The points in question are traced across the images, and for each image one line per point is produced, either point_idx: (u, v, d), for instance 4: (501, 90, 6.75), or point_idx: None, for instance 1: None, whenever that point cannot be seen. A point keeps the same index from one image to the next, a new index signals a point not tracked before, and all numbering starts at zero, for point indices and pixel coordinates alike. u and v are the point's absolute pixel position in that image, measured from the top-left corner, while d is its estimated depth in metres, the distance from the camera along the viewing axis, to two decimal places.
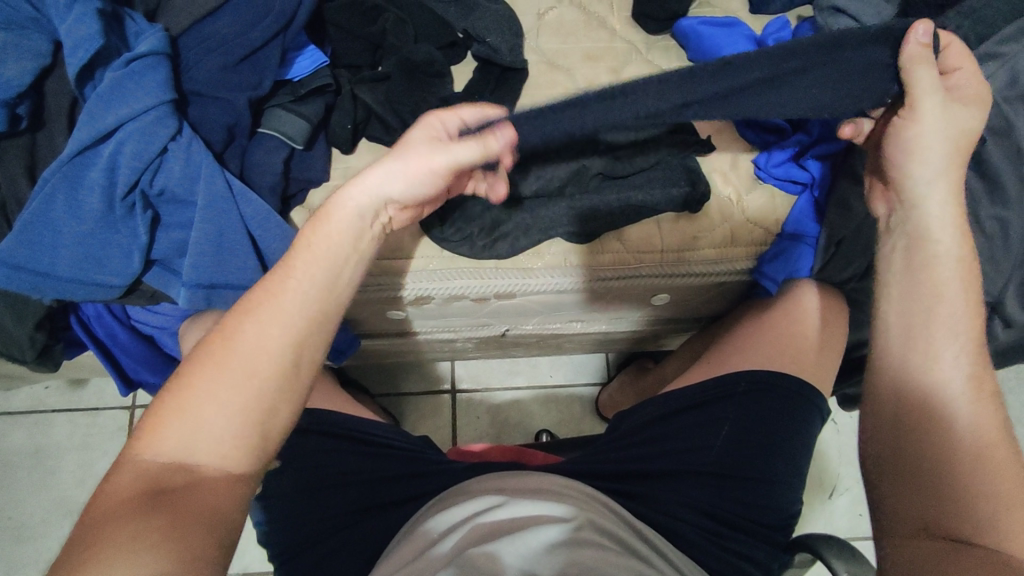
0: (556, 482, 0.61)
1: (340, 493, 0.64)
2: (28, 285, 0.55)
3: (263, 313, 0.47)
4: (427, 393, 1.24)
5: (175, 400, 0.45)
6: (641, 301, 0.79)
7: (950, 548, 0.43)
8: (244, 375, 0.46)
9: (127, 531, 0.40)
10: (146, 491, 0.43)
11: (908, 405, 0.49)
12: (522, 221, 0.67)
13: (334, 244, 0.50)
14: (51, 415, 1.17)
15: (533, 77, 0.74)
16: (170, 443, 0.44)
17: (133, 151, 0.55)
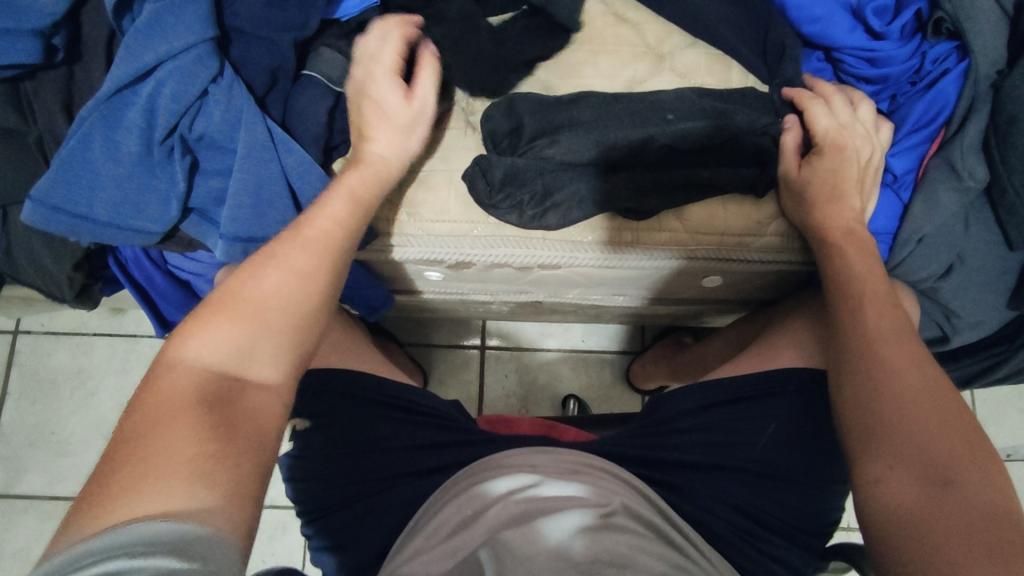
0: (570, 457, 0.60)
1: (369, 457, 0.63)
2: (67, 227, 0.54)
3: (302, 240, 0.52)
4: (456, 347, 1.24)
5: (212, 315, 0.48)
6: (690, 281, 0.75)
7: (931, 491, 0.45)
8: (286, 286, 0.50)
9: (185, 442, 0.41)
10: (197, 396, 0.44)
11: (859, 362, 0.52)
12: (575, 191, 0.61)
13: (370, 169, 0.57)
14: (93, 338, 1.20)
15: (597, 31, 0.67)
16: (215, 350, 0.46)
17: (172, 92, 0.52)
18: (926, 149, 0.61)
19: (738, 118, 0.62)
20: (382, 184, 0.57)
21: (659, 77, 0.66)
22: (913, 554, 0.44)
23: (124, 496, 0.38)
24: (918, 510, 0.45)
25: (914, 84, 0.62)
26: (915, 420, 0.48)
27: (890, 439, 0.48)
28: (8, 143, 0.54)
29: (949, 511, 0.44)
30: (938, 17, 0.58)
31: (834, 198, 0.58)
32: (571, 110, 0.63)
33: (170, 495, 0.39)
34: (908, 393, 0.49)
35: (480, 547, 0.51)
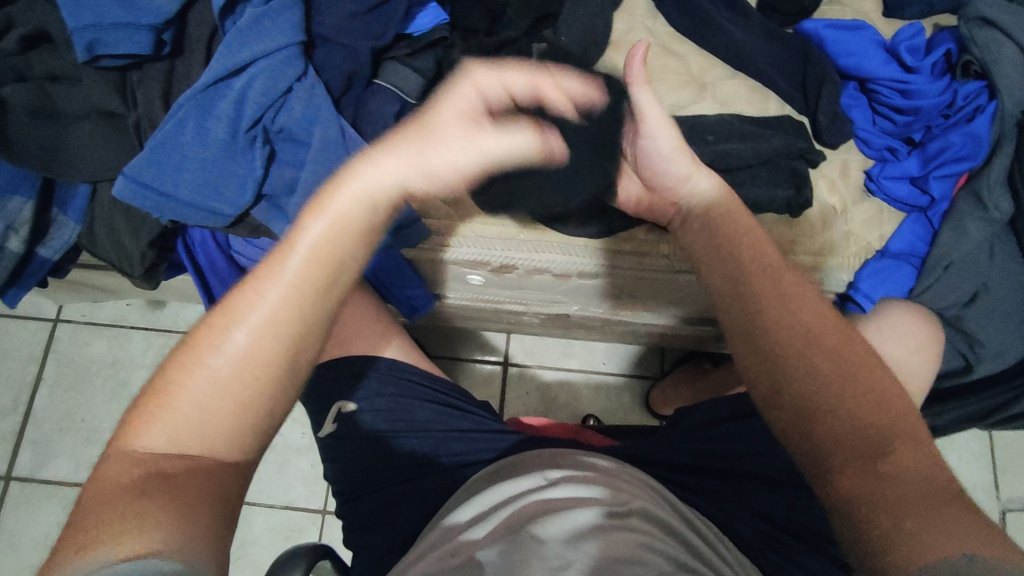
0: (604, 463, 0.61)
1: (407, 443, 0.66)
2: (152, 204, 0.58)
3: (243, 314, 0.46)
4: (480, 362, 1.26)
5: (163, 388, 0.46)
6: (719, 300, 0.78)
7: (875, 476, 0.50)
8: (226, 369, 0.46)
9: (141, 511, 0.42)
10: (136, 489, 0.43)
11: (796, 367, 0.52)
12: (618, 201, 0.64)
13: (320, 237, 0.46)
14: (129, 331, 1.24)
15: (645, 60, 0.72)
16: (155, 438, 0.44)
17: (262, 85, 0.57)
18: (971, 166, 0.64)
19: (776, 142, 0.65)
20: (339, 247, 0.47)
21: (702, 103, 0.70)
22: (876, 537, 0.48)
23: (87, 553, 0.40)
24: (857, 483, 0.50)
25: (945, 117, 0.65)
26: (844, 413, 0.52)
27: (826, 438, 0.51)
28: (110, 123, 0.61)
29: (874, 482, 0.50)
30: (966, 60, 0.64)
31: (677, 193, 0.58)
32: None
33: (131, 548, 0.40)
34: (844, 392, 0.52)
35: (482, 549, 0.53)
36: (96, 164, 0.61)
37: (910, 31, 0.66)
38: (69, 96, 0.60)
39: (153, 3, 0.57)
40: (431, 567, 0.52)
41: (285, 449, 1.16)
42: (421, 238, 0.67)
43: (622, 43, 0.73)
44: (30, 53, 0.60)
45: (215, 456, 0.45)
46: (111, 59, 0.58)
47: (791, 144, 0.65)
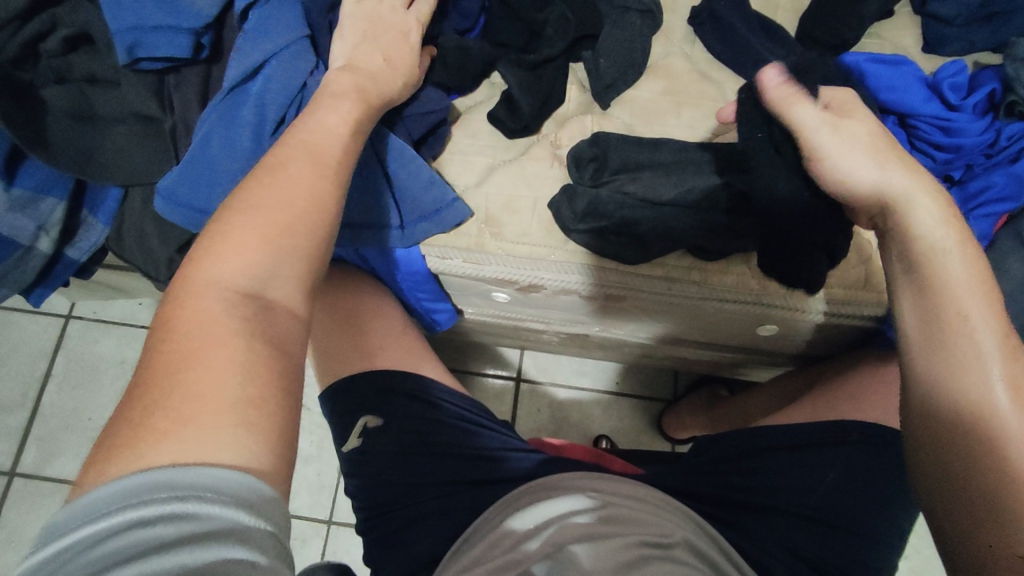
0: (643, 490, 0.60)
1: (428, 462, 0.64)
2: (187, 219, 0.59)
3: (259, 207, 0.44)
4: (493, 377, 1.25)
5: (181, 299, 0.40)
6: (746, 328, 0.77)
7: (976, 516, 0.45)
8: (252, 263, 0.42)
9: (212, 415, 0.36)
10: (178, 375, 0.37)
11: (936, 390, 0.49)
12: (655, 227, 0.64)
13: (326, 136, 0.50)
14: (140, 330, 1.23)
15: (681, 84, 0.72)
16: (182, 332, 0.39)
17: (279, 86, 0.57)
18: (1011, 207, 0.63)
19: None
20: (332, 147, 0.50)
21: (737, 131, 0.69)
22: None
23: (166, 448, 0.34)
24: (948, 499, 0.47)
25: (988, 157, 0.65)
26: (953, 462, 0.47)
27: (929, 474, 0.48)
28: (147, 128, 0.60)
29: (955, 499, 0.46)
30: (1011, 100, 0.64)
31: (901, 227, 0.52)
32: (654, 152, 0.67)
33: (214, 449, 0.35)
34: (997, 438, 0.46)
35: (533, 564, 0.50)
36: (130, 169, 0.61)
37: (951, 69, 0.66)
38: (106, 100, 0.60)
39: (193, 7, 0.56)
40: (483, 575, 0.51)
41: None
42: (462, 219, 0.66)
43: (659, 68, 0.72)
44: (71, 54, 0.60)
45: (282, 363, 0.41)
46: (151, 62, 0.57)
47: None
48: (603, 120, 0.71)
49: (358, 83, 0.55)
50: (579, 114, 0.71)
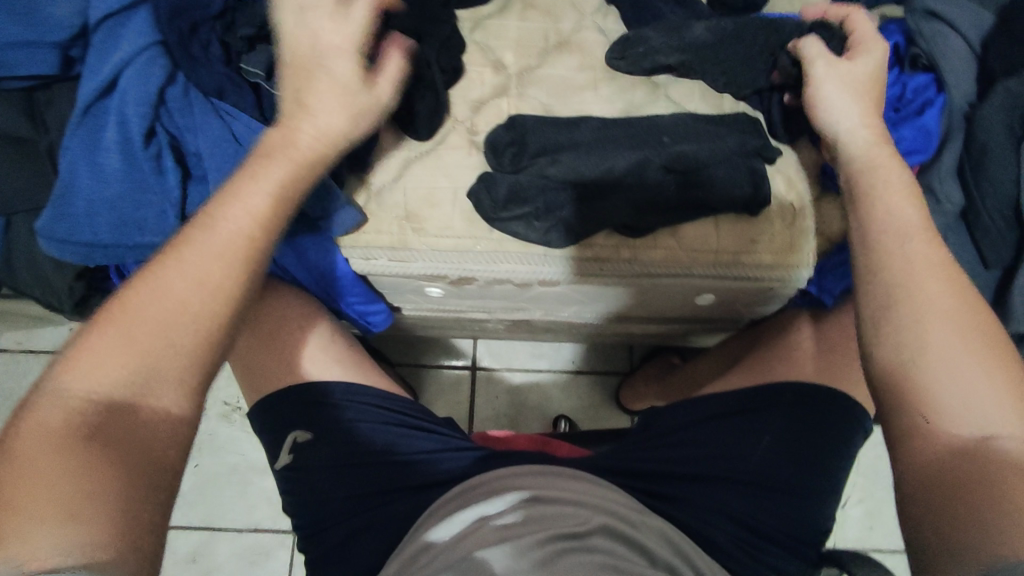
0: (576, 482, 0.59)
1: (367, 470, 0.63)
2: (81, 255, 0.56)
3: (171, 278, 0.45)
4: (449, 368, 1.24)
5: (64, 370, 0.42)
6: (685, 299, 0.77)
7: (972, 444, 0.43)
8: (135, 335, 0.43)
9: (31, 528, 0.35)
10: (40, 457, 0.38)
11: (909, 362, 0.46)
12: (576, 211, 0.62)
13: (262, 195, 0.50)
14: None
15: (595, 59, 0.71)
16: (57, 403, 0.40)
17: (134, 95, 0.54)
18: (922, 159, 0.62)
19: (727, 142, 0.64)
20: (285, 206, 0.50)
21: (654, 104, 0.69)
22: (941, 533, 0.41)
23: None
24: (950, 466, 0.43)
25: (898, 108, 0.65)
26: (969, 357, 0.45)
27: (929, 366, 0.45)
28: (17, 149, 0.57)
29: (980, 463, 0.42)
30: (914, 53, 0.65)
31: (866, 200, 0.53)
32: (572, 131, 0.65)
33: (35, 556, 0.35)
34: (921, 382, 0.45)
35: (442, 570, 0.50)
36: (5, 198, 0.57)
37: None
38: None
39: (57, 14, 0.54)
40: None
41: (244, 468, 1.12)
42: (353, 221, 0.63)
43: (572, 44, 0.72)
44: None
45: (137, 477, 0.40)
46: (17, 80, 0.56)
47: (740, 142, 0.65)
48: (519, 100, 0.69)
49: (301, 143, 0.52)
50: (495, 97, 0.69)
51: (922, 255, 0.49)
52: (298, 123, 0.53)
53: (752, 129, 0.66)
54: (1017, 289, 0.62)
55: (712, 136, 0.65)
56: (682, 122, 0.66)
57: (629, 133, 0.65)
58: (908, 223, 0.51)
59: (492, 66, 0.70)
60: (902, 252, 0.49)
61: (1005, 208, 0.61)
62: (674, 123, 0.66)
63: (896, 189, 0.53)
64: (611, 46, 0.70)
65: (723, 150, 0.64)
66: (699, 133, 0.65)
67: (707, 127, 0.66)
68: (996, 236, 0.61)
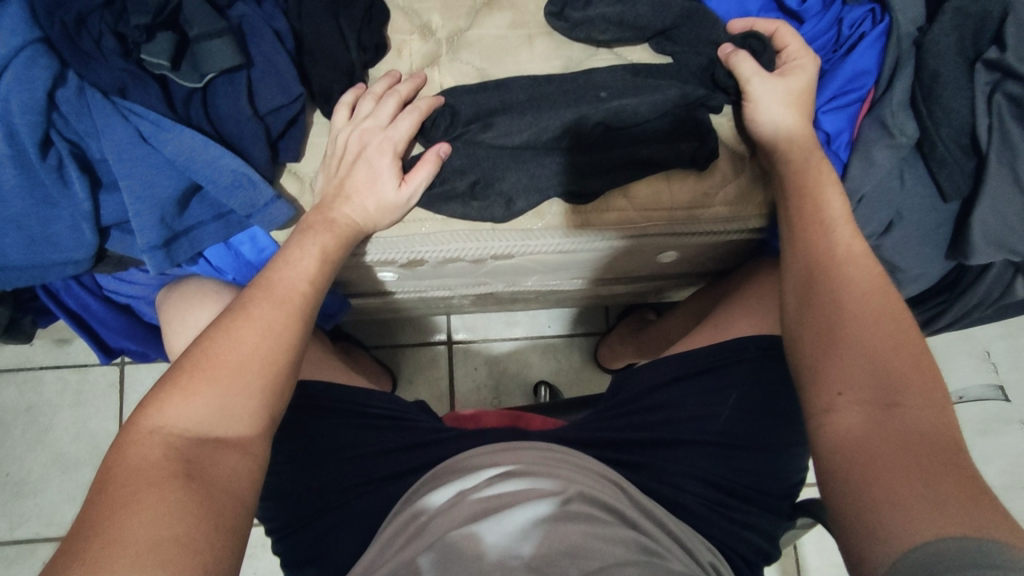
0: (541, 451, 0.55)
1: (333, 468, 0.62)
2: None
3: (234, 330, 0.48)
4: (425, 345, 1.22)
5: (146, 419, 0.43)
6: (646, 259, 0.75)
7: (879, 417, 0.43)
8: (210, 385, 0.45)
9: (132, 557, 0.36)
10: (138, 497, 0.39)
11: (828, 337, 0.49)
12: (517, 179, 0.60)
13: (309, 262, 0.53)
14: (38, 372, 1.06)
15: (528, 14, 0.66)
16: (145, 451, 0.42)
17: (19, 103, 0.49)
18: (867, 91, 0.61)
19: (671, 93, 0.61)
20: (326, 276, 0.54)
21: (593, 58, 0.65)
22: (864, 503, 0.40)
23: None
24: (870, 440, 0.42)
25: (836, 51, 0.64)
26: (881, 340, 0.47)
27: (849, 347, 0.47)
28: None
29: (895, 433, 0.42)
30: None
31: (798, 192, 0.56)
32: (504, 94, 0.62)
33: None
34: (840, 346, 0.48)
35: (419, 554, 0.46)
36: None
37: None
38: None
39: None
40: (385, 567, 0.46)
41: None
42: (284, 217, 0.58)
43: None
44: None
45: (224, 509, 0.41)
46: None
47: (685, 92, 0.61)
48: (450, 65, 0.65)
49: (354, 211, 0.57)
50: (424, 66, 0.65)
51: (832, 242, 0.53)
52: (358, 193, 0.57)
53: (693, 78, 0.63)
54: (976, 220, 0.60)
55: (653, 87, 0.61)
56: (621, 74, 0.63)
57: (565, 92, 0.62)
58: (832, 213, 0.54)
59: (418, 30, 0.66)
60: (829, 242, 0.53)
61: (962, 138, 0.59)
62: (610, 77, 0.62)
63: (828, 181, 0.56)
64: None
65: (665, 101, 0.60)
66: (639, 86, 0.61)
67: (646, 78, 0.62)
68: (953, 166, 0.59)
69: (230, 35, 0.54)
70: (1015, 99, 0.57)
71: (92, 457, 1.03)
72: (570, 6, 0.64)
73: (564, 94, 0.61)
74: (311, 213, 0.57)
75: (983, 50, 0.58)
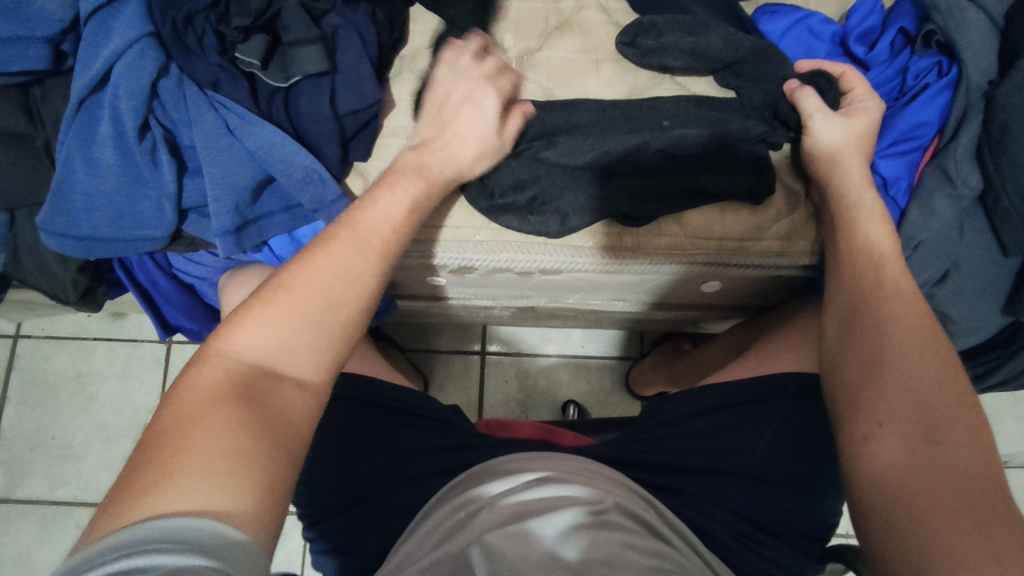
0: (567, 462, 0.56)
1: (367, 460, 0.64)
2: (80, 249, 0.58)
3: (310, 268, 0.50)
4: (457, 353, 1.24)
5: (224, 342, 0.46)
6: (691, 287, 0.75)
7: (921, 452, 0.45)
8: (283, 318, 0.47)
9: (198, 465, 0.39)
10: (207, 408, 0.42)
11: (868, 372, 0.49)
12: (573, 199, 0.61)
13: (390, 210, 0.55)
14: (93, 343, 1.11)
15: (598, 40, 0.68)
16: (219, 368, 0.45)
17: (127, 90, 0.54)
18: (930, 140, 0.61)
19: (733, 126, 0.62)
20: (403, 226, 0.55)
21: (658, 87, 0.67)
22: (904, 539, 0.41)
23: (161, 491, 0.37)
24: (906, 477, 0.44)
25: (899, 99, 0.65)
26: (923, 377, 0.47)
27: (890, 383, 0.48)
28: (17, 146, 0.59)
29: (936, 472, 0.43)
30: (929, 29, 0.62)
31: (845, 228, 0.57)
32: (569, 115, 0.64)
33: (189, 497, 0.37)
34: (880, 382, 0.49)
35: (467, 546, 0.47)
36: (9, 196, 0.59)
37: (864, 11, 0.66)
38: None
39: (43, 8, 0.54)
40: (428, 558, 0.48)
41: None
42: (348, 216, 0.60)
43: (574, 24, 0.69)
44: None
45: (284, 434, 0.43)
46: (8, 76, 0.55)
47: (748, 127, 0.62)
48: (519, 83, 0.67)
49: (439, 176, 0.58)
50: None
51: (881, 278, 0.53)
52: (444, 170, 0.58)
53: (761, 117, 0.64)
54: None
55: (714, 120, 0.62)
56: (684, 106, 0.64)
57: (628, 118, 0.63)
58: (881, 249, 0.55)
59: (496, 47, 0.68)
60: (878, 280, 0.53)
61: None
62: (673, 106, 0.64)
63: (876, 219, 0.57)
64: (622, 29, 0.66)
65: (728, 133, 0.61)
66: (699, 118, 0.62)
67: (708, 107, 0.64)
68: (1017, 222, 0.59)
69: (321, 42, 0.58)
70: None
71: (133, 429, 1.07)
72: (641, 36, 0.66)
73: (627, 119, 0.63)
74: (398, 169, 0.58)
75: None
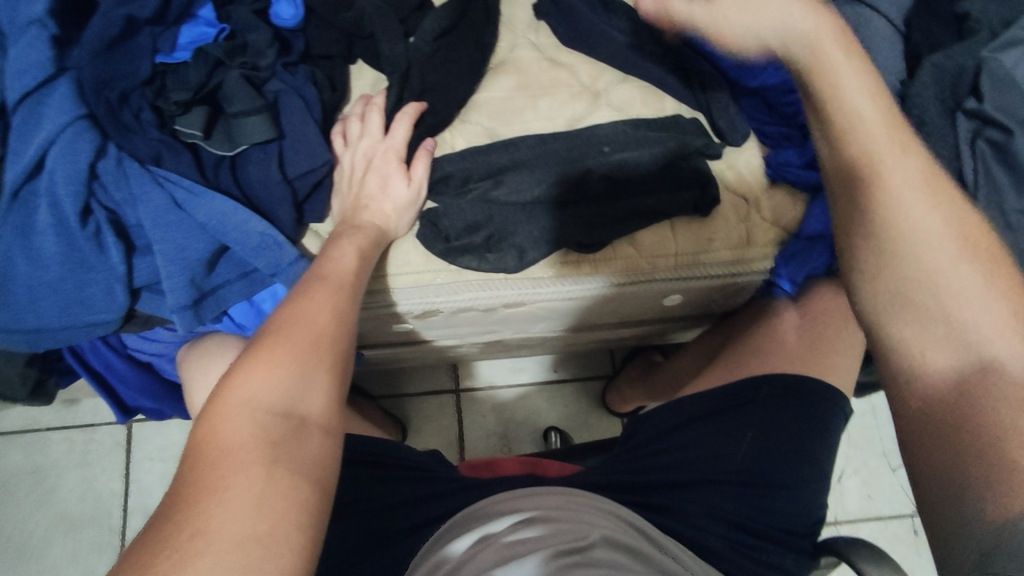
0: (554, 497, 0.55)
1: (351, 521, 0.62)
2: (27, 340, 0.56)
3: (294, 325, 0.49)
4: (432, 394, 1.22)
5: (222, 408, 0.43)
6: (653, 303, 0.77)
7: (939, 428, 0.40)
8: (280, 375, 0.45)
9: (221, 553, 0.35)
10: (224, 482, 0.38)
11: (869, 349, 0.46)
12: (527, 233, 0.62)
13: (349, 261, 0.56)
14: (46, 434, 1.05)
15: (534, 76, 0.71)
16: (222, 436, 0.41)
17: (64, 175, 0.53)
18: None
19: (671, 146, 0.64)
20: (356, 276, 0.56)
21: (597, 114, 0.69)
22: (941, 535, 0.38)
23: None
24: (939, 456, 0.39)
25: None
26: None
27: None
28: None
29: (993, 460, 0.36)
30: None
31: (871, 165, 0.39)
32: (510, 152, 0.65)
33: None
34: None
35: None
36: None
37: None
38: None
39: None
40: None
41: None
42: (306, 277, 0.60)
43: (509, 63, 0.71)
44: None
45: (308, 496, 0.40)
46: None
47: (686, 145, 0.65)
48: (463, 126, 0.68)
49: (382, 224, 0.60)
50: None
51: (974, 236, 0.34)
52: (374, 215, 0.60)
53: (697, 135, 0.67)
54: None
55: (654, 141, 0.65)
56: (625, 130, 0.66)
57: (570, 148, 0.65)
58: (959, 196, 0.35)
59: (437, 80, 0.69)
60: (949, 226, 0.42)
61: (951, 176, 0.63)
62: (613, 131, 0.66)
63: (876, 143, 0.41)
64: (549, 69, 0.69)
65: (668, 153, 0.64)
66: (639, 141, 0.65)
67: (645, 129, 0.67)
68: None
69: (266, 111, 0.58)
70: (997, 144, 0.62)
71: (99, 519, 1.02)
72: None
73: (570, 148, 0.65)
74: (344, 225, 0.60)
75: (962, 100, 0.64)
